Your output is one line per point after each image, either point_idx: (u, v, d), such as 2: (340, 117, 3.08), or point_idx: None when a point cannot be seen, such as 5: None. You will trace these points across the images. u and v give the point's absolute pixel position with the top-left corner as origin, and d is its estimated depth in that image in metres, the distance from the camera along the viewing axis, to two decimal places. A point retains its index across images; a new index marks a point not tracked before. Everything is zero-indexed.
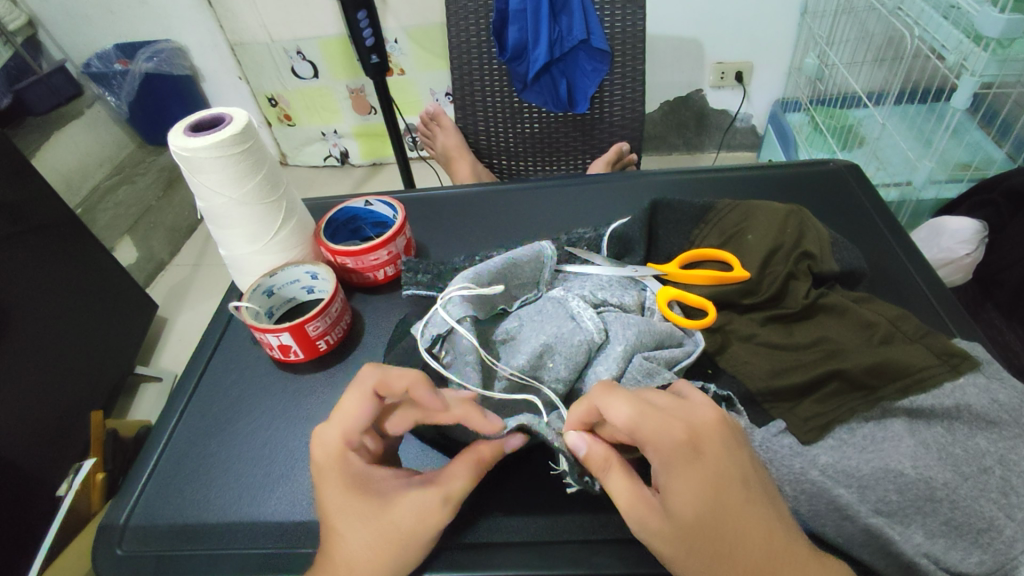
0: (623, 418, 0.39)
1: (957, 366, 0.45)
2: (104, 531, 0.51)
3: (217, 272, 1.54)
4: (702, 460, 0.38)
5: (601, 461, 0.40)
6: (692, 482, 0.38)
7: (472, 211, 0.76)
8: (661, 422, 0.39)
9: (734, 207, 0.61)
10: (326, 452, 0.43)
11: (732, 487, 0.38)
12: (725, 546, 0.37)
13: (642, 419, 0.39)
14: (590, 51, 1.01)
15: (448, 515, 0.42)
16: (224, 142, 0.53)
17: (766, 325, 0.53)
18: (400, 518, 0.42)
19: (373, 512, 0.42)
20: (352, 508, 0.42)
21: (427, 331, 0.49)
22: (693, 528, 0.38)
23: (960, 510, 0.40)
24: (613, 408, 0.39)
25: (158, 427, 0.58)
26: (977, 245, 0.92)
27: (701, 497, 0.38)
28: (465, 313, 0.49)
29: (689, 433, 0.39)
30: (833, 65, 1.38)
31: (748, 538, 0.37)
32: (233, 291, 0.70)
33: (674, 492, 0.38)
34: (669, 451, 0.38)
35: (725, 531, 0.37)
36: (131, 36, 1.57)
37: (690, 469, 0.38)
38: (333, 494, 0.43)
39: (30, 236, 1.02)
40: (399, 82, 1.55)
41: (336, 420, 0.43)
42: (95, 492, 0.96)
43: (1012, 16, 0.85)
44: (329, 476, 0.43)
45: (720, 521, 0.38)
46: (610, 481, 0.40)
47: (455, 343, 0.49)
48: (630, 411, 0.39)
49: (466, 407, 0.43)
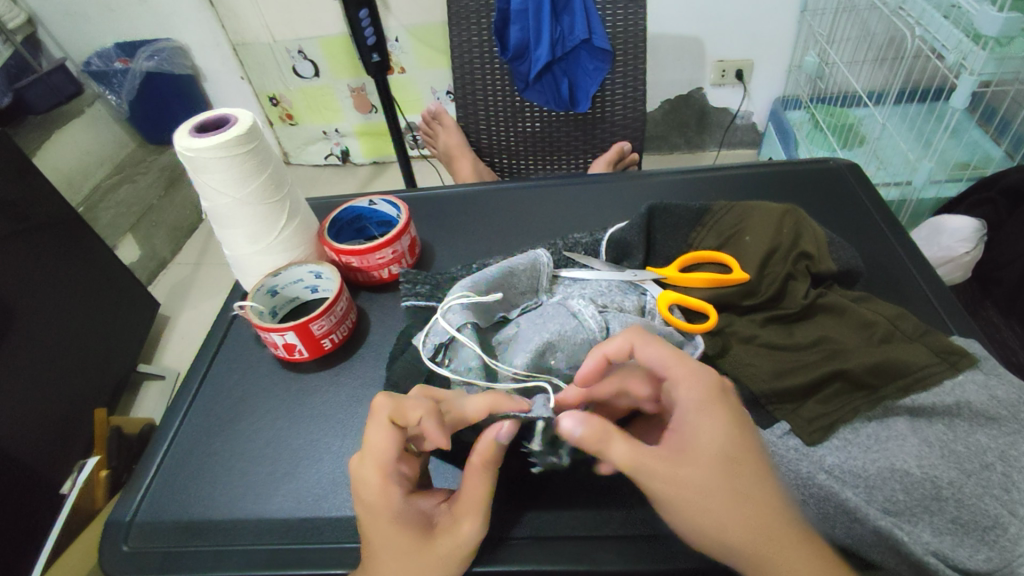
0: (656, 357, 0.43)
1: (956, 363, 0.46)
2: (112, 528, 0.51)
3: (218, 271, 1.54)
4: (722, 405, 0.41)
5: (598, 434, 0.38)
6: (717, 423, 0.40)
7: (475, 210, 0.76)
8: (686, 367, 0.42)
9: (730, 208, 0.61)
10: (369, 489, 0.41)
11: (751, 437, 0.41)
12: (744, 489, 0.39)
13: (676, 363, 0.42)
14: (591, 50, 1.00)
15: (481, 527, 0.42)
16: (228, 143, 0.53)
17: (766, 325, 0.53)
18: (445, 543, 0.42)
19: (424, 542, 0.42)
20: (400, 542, 0.41)
21: (430, 340, 0.51)
22: (713, 470, 0.39)
23: (966, 508, 0.40)
24: (646, 350, 0.43)
25: (162, 425, 0.58)
26: (975, 243, 0.92)
27: (722, 438, 0.40)
28: (464, 320, 0.50)
29: (714, 379, 0.42)
30: (834, 63, 1.40)
31: (764, 483, 0.39)
32: (236, 291, 0.70)
33: (698, 433, 0.40)
34: (698, 392, 0.41)
35: (743, 470, 0.39)
36: (130, 34, 1.57)
37: (715, 411, 0.41)
38: (378, 532, 0.42)
39: (32, 235, 1.02)
40: (399, 80, 1.56)
41: (369, 455, 0.41)
42: (100, 488, 0.97)
43: (1011, 15, 0.86)
44: (376, 513, 0.42)
45: (738, 466, 0.39)
46: (615, 450, 0.38)
47: (457, 351, 0.50)
48: (662, 353, 0.43)
49: (494, 396, 0.43)
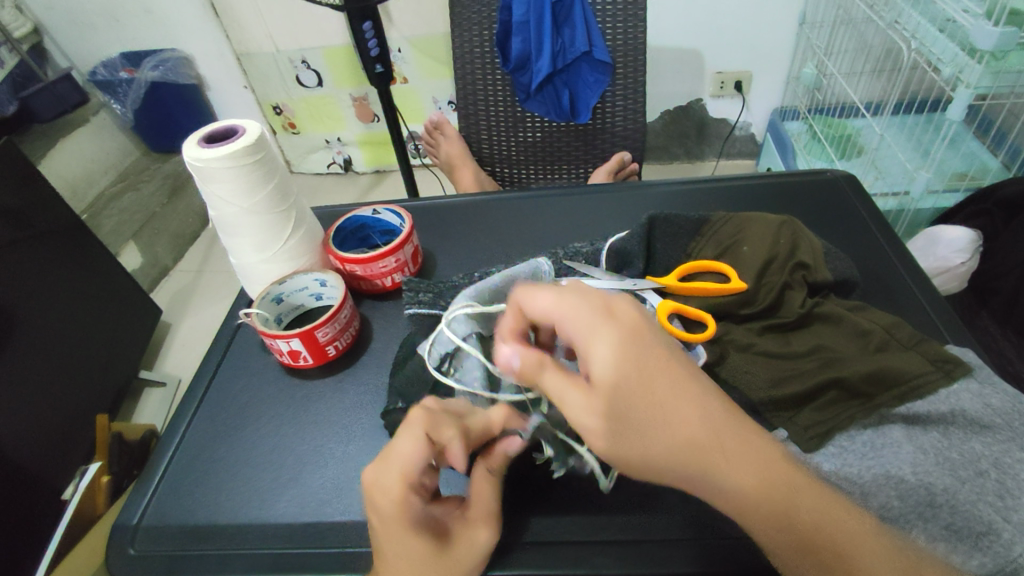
0: (544, 301, 0.40)
1: (951, 372, 0.47)
2: (117, 532, 0.52)
3: (221, 278, 1.55)
4: (621, 322, 0.38)
5: (534, 365, 0.39)
6: (616, 340, 0.37)
7: (477, 220, 0.77)
8: (579, 296, 0.39)
9: (728, 219, 0.63)
10: (390, 497, 0.41)
11: (653, 346, 0.37)
12: (657, 411, 0.36)
13: (556, 301, 0.39)
14: (592, 62, 1.02)
15: (492, 529, 0.45)
16: (236, 153, 0.54)
17: (764, 334, 0.54)
18: (460, 549, 0.43)
19: (442, 551, 0.42)
20: (420, 551, 0.41)
21: (435, 350, 0.51)
22: (625, 391, 0.36)
23: (959, 515, 0.40)
24: (536, 299, 0.40)
25: (168, 431, 0.59)
26: (972, 254, 0.93)
27: (627, 356, 0.36)
28: (469, 330, 0.50)
29: (603, 300, 0.38)
30: (832, 75, 1.42)
31: (673, 392, 0.36)
32: (242, 299, 0.71)
33: (600, 356, 0.37)
34: (593, 315, 0.38)
35: (656, 389, 0.36)
36: (136, 44, 1.59)
37: (606, 332, 0.37)
38: (397, 544, 0.41)
39: (36, 242, 1.03)
40: (402, 90, 1.57)
41: (394, 464, 0.41)
42: (100, 495, 0.97)
43: (1005, 30, 0.87)
44: (394, 524, 0.41)
45: (649, 382, 0.36)
46: (546, 382, 0.39)
47: (462, 360, 0.51)
48: (551, 294, 0.40)
49: (506, 410, 0.46)
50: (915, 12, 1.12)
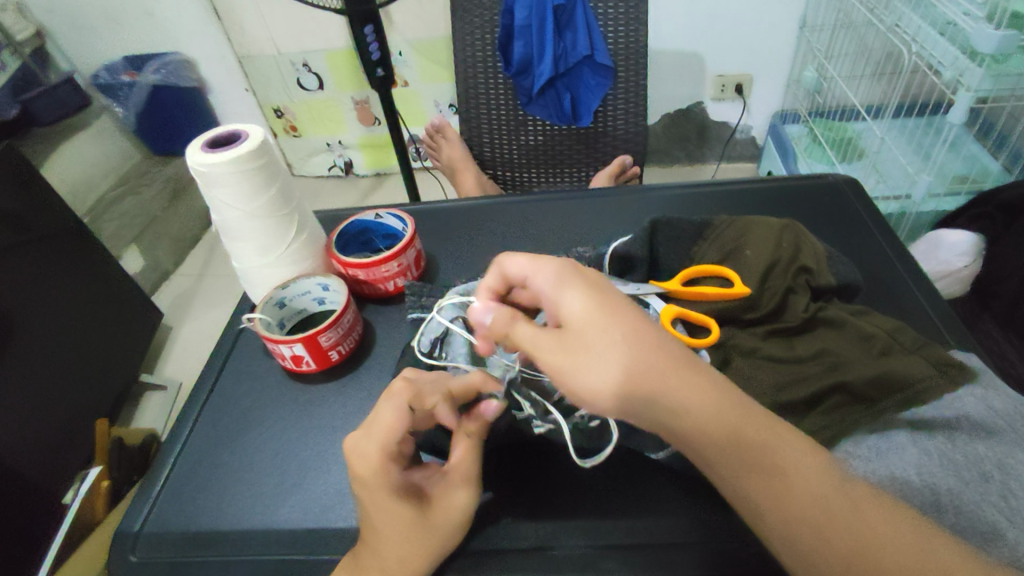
0: (518, 264, 0.45)
1: (955, 377, 0.47)
2: (120, 538, 0.52)
3: (222, 282, 1.55)
4: (585, 274, 0.42)
5: (505, 320, 0.43)
6: (582, 288, 0.41)
7: (480, 223, 0.77)
8: (548, 257, 0.44)
9: (731, 223, 0.63)
10: (369, 465, 0.42)
11: (615, 293, 0.41)
12: (620, 343, 0.38)
13: (532, 264, 0.44)
14: (593, 66, 1.02)
15: (474, 493, 0.46)
16: (240, 158, 0.54)
17: (768, 338, 0.54)
18: (442, 513, 0.44)
19: (422, 514, 0.43)
20: (400, 516, 0.42)
21: (426, 337, 0.55)
22: (590, 328, 0.39)
23: (964, 514, 0.40)
24: (512, 263, 0.45)
25: (171, 436, 0.59)
26: (975, 257, 0.94)
27: (591, 299, 0.40)
28: (455, 313, 0.54)
29: (572, 262, 0.43)
30: (832, 78, 1.42)
31: (635, 329, 0.39)
32: (245, 303, 0.71)
33: (566, 299, 0.40)
34: (560, 268, 0.42)
35: (619, 326, 0.39)
36: (137, 47, 1.60)
37: (572, 280, 0.41)
38: (378, 508, 0.42)
39: (35, 246, 1.03)
40: (403, 94, 1.58)
41: (374, 434, 0.43)
42: (99, 500, 0.97)
43: (1006, 33, 0.88)
44: (374, 492, 0.42)
45: (612, 319, 0.39)
46: (517, 333, 0.42)
47: (451, 344, 0.55)
48: (524, 258, 0.45)
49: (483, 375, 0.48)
50: (916, 15, 1.12)
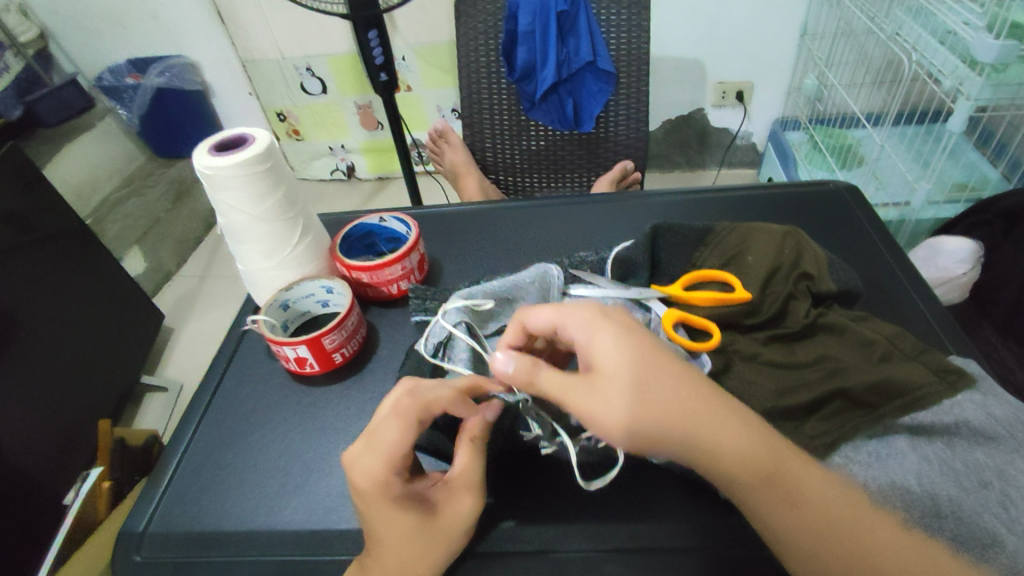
0: (543, 314, 0.46)
1: (954, 383, 0.47)
2: (124, 538, 0.52)
3: (224, 284, 1.56)
4: (613, 319, 0.44)
5: (528, 368, 0.44)
6: (612, 336, 0.43)
7: (483, 227, 0.78)
8: (573, 305, 0.45)
9: (732, 229, 0.63)
10: (374, 479, 0.42)
11: (643, 339, 0.43)
12: (652, 390, 0.41)
13: (558, 312, 0.45)
14: (596, 72, 1.03)
15: (477, 499, 0.46)
16: (248, 162, 0.55)
17: (769, 343, 0.54)
18: (446, 521, 0.44)
19: (426, 523, 0.43)
20: (405, 526, 0.43)
21: (430, 340, 0.55)
22: (622, 376, 0.41)
23: (964, 524, 0.41)
24: (535, 314, 0.46)
25: (175, 437, 0.59)
26: (974, 264, 0.94)
27: (622, 348, 0.42)
28: (459, 318, 0.54)
29: (598, 308, 0.45)
30: (833, 86, 1.44)
31: (665, 374, 0.42)
32: (249, 305, 0.72)
33: (598, 347, 0.43)
34: (588, 315, 0.44)
35: (649, 372, 0.42)
36: (141, 50, 1.60)
37: (604, 328, 0.43)
38: (382, 520, 0.42)
39: (38, 247, 1.03)
40: (406, 98, 1.58)
41: (377, 448, 0.42)
42: (102, 500, 0.97)
43: (1006, 42, 0.88)
44: (377, 504, 0.42)
45: (643, 366, 0.42)
46: (542, 381, 0.43)
47: (455, 348, 0.55)
48: (548, 308, 0.46)
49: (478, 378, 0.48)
50: (916, 24, 1.12)
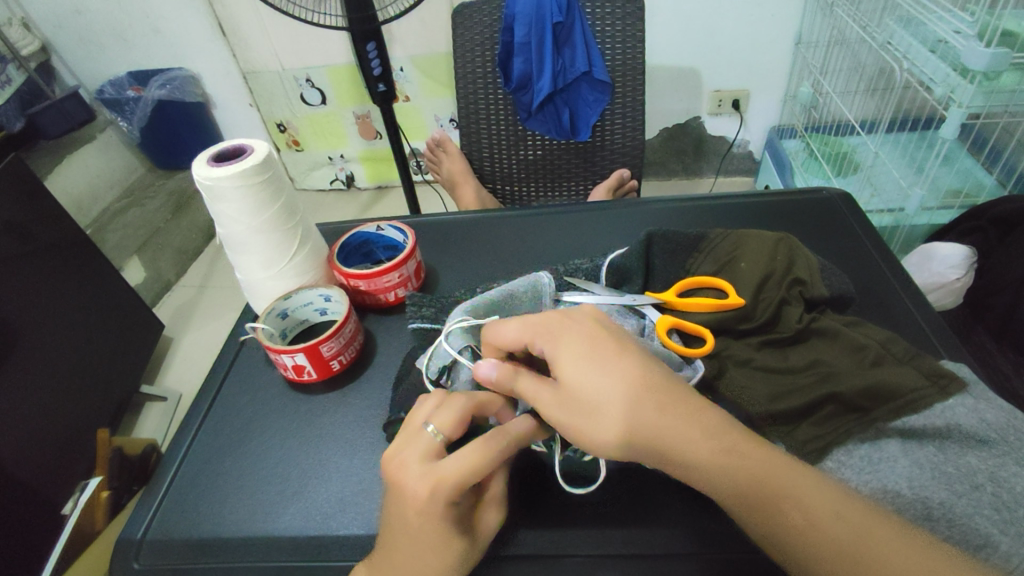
0: (510, 328, 0.47)
1: (946, 387, 0.47)
2: (121, 547, 0.52)
3: (224, 294, 1.57)
4: (573, 328, 0.44)
5: (508, 373, 0.45)
6: (573, 343, 0.44)
7: (480, 236, 0.78)
8: (538, 317, 0.46)
9: (725, 236, 0.64)
10: (443, 500, 0.40)
11: (605, 345, 0.44)
12: (619, 398, 0.41)
13: (524, 327, 0.46)
14: (591, 82, 1.04)
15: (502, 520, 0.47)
16: (246, 173, 0.55)
17: (762, 349, 0.55)
18: (478, 542, 0.44)
19: (466, 548, 0.43)
20: (447, 546, 0.42)
21: (434, 364, 0.54)
22: (589, 386, 0.42)
23: (956, 527, 0.41)
24: (502, 330, 0.47)
25: (173, 445, 0.59)
26: (968, 269, 0.94)
27: (585, 356, 0.43)
28: (463, 343, 0.53)
29: (561, 316, 0.46)
30: (827, 93, 1.43)
31: (631, 381, 0.42)
32: (246, 314, 0.72)
33: (562, 359, 0.43)
34: (553, 327, 0.45)
35: (613, 379, 0.42)
36: (142, 63, 1.62)
37: (566, 338, 0.44)
38: (427, 541, 0.41)
39: (39, 256, 1.04)
40: (404, 108, 1.60)
41: (456, 470, 0.40)
42: (99, 510, 0.97)
43: (996, 51, 0.90)
44: (431, 525, 0.41)
45: (608, 373, 0.42)
46: (521, 386, 0.45)
47: (459, 372, 0.54)
48: (515, 323, 0.47)
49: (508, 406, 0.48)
50: (906, 33, 1.13)
